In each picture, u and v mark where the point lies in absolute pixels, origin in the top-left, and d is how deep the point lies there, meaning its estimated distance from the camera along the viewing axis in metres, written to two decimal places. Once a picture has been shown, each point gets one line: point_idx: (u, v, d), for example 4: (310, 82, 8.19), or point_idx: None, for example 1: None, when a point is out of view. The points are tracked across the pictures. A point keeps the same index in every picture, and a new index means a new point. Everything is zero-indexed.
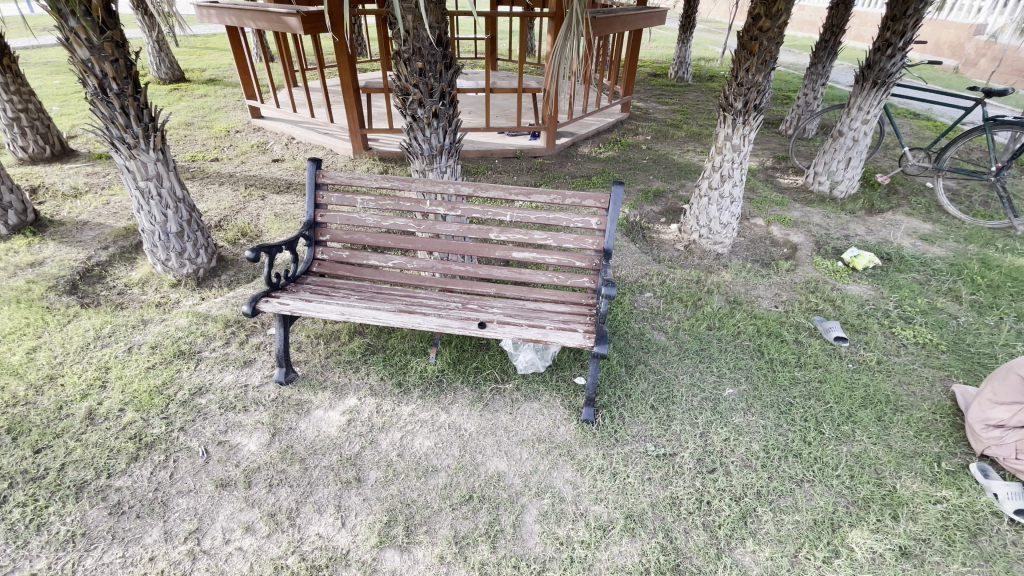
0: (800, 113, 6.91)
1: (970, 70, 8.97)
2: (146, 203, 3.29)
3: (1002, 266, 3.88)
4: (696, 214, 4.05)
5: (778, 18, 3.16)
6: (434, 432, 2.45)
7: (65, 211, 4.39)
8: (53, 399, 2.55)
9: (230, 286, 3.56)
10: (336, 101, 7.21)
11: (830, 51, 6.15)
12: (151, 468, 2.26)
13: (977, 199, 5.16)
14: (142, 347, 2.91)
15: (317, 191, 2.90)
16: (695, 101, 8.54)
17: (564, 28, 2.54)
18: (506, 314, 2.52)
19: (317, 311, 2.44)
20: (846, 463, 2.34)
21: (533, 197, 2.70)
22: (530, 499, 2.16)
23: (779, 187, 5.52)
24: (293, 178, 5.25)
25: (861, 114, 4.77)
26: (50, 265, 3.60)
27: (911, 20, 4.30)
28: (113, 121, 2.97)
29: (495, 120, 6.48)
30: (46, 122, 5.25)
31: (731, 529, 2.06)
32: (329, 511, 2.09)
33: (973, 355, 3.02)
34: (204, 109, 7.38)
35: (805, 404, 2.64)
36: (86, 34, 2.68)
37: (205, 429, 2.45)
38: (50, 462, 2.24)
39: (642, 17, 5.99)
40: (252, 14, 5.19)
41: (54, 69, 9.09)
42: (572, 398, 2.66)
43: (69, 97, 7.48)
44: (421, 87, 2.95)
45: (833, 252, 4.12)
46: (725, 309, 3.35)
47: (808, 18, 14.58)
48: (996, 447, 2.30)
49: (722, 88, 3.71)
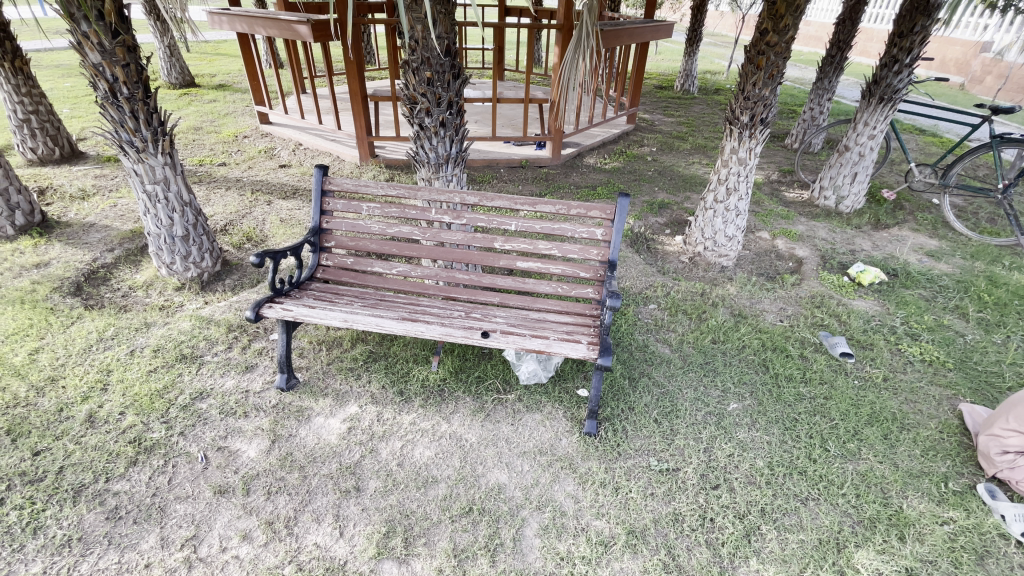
0: (806, 127, 6.91)
1: (977, 87, 8.94)
2: (153, 206, 3.30)
3: (1009, 284, 3.85)
4: (701, 226, 4.04)
5: (786, 33, 3.17)
6: (434, 442, 2.43)
7: (73, 212, 4.42)
8: (53, 401, 2.54)
9: (234, 290, 3.57)
10: (345, 108, 7.28)
11: (836, 66, 6.15)
12: (149, 473, 2.24)
13: (983, 216, 5.13)
14: (144, 350, 2.90)
15: (323, 198, 2.90)
16: (700, 114, 8.58)
17: (574, 40, 2.59)
18: (509, 324, 2.51)
19: (320, 318, 2.43)
20: (852, 482, 2.30)
21: (539, 207, 2.70)
22: (531, 512, 2.13)
23: (785, 200, 5.51)
24: (299, 184, 5.27)
25: (868, 129, 4.79)
26: (56, 266, 3.61)
27: (918, 37, 4.29)
28: (123, 125, 2.99)
29: (502, 130, 6.52)
30: (57, 124, 5.30)
31: (734, 547, 2.02)
32: (327, 521, 2.06)
33: (981, 374, 2.98)
34: (213, 113, 7.45)
35: (811, 421, 2.61)
36: (98, 38, 2.70)
37: (204, 434, 2.44)
38: (48, 465, 2.23)
39: (651, 29, 6.03)
40: (263, 21, 5.23)
41: (66, 73, 9.20)
42: (575, 410, 2.63)
43: (80, 100, 7.57)
44: (429, 96, 2.96)
45: (839, 267, 4.11)
46: (730, 323, 3.33)
47: (815, 32, 14.68)
48: (1009, 471, 2.27)
49: (730, 101, 3.70)
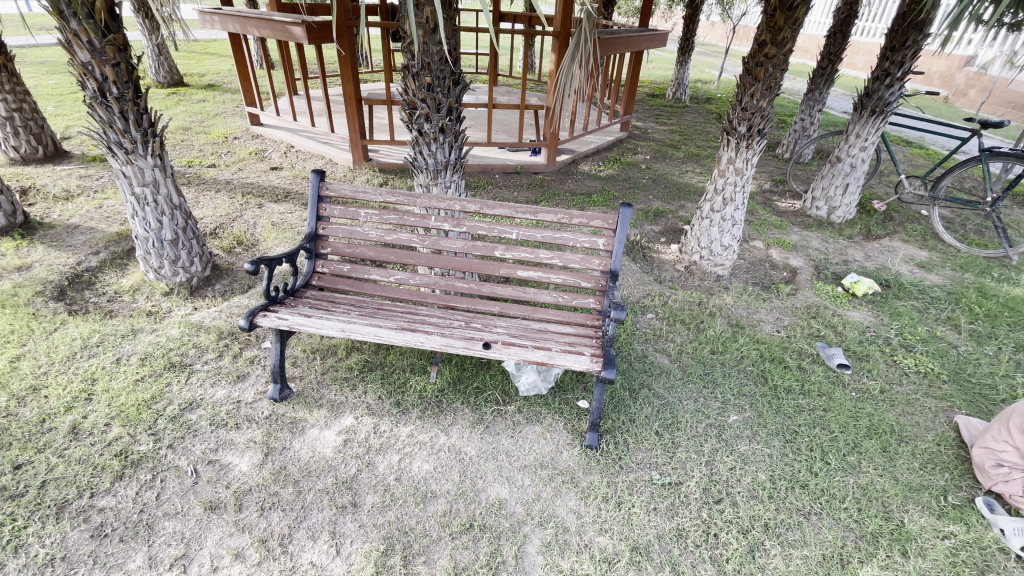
0: (797, 138, 6.99)
1: (961, 100, 9.19)
2: (142, 209, 3.21)
3: (999, 296, 3.90)
4: (697, 235, 4.04)
5: (784, 46, 3.18)
6: (432, 455, 2.38)
7: (56, 214, 4.29)
8: (35, 411, 2.44)
9: (224, 296, 3.48)
10: (336, 111, 7.20)
11: (827, 78, 6.21)
12: (136, 488, 2.16)
13: (971, 227, 5.20)
14: (130, 358, 2.81)
15: (319, 203, 2.84)
16: (692, 122, 8.65)
17: (571, 46, 2.59)
18: (510, 335, 2.46)
19: (316, 327, 2.36)
20: (853, 496, 2.29)
21: (539, 215, 2.66)
22: (532, 528, 2.09)
23: (777, 210, 5.55)
24: (291, 187, 5.19)
25: (859, 141, 4.84)
26: (38, 268, 3.50)
27: (910, 50, 4.34)
28: (111, 125, 2.91)
29: (497, 135, 6.51)
30: (40, 122, 5.16)
31: (739, 564, 2.00)
32: (323, 538, 2.00)
33: (975, 385, 3.00)
34: (202, 113, 7.33)
35: (811, 434, 2.60)
36: (88, 37, 2.62)
37: (194, 447, 2.35)
38: (30, 479, 2.13)
39: (646, 38, 6.06)
40: (256, 22, 5.13)
41: (51, 69, 9.02)
42: (575, 422, 2.60)
43: (64, 98, 7.40)
44: (429, 102, 2.92)
45: (832, 278, 4.14)
46: (728, 333, 3.32)
47: (805, 44, 14.97)
48: (1004, 483, 2.26)
49: (727, 112, 3.72)
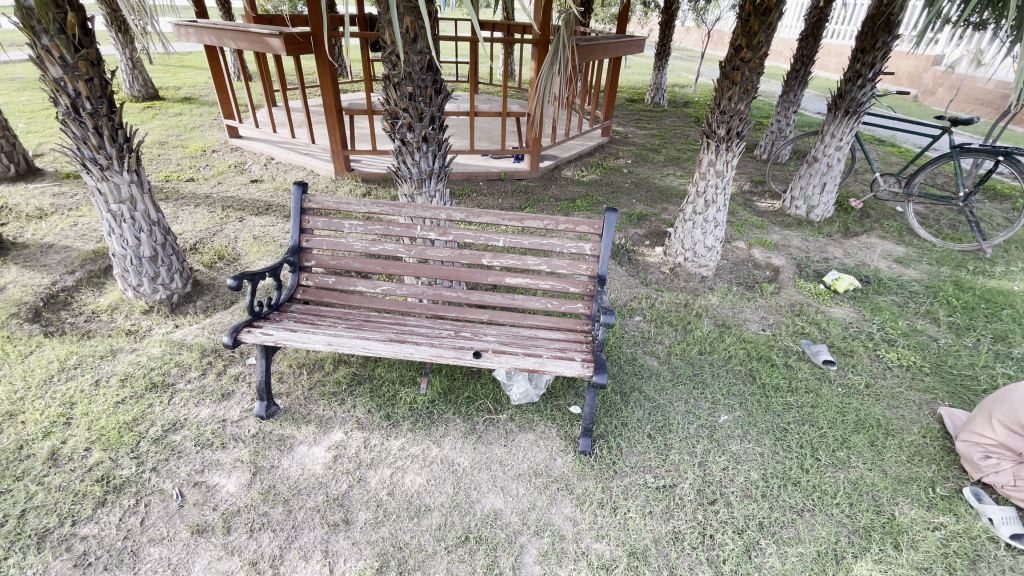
0: (774, 139, 7.11)
1: (929, 98, 9.53)
2: (118, 226, 3.13)
3: (975, 288, 4.00)
4: (681, 237, 4.08)
5: (759, 50, 3.25)
6: (425, 467, 2.35)
7: (29, 233, 4.17)
8: (12, 438, 2.36)
9: (206, 312, 3.41)
10: (315, 122, 7.14)
11: (801, 79, 6.33)
12: (119, 513, 2.09)
13: (945, 221, 5.33)
14: (110, 380, 2.73)
15: (302, 216, 2.80)
16: (672, 126, 8.77)
17: (551, 53, 2.60)
18: (500, 343, 2.45)
19: (303, 341, 2.31)
20: (844, 490, 2.32)
21: (526, 222, 2.66)
22: (529, 538, 2.07)
23: (758, 211, 5.63)
24: (273, 200, 5.12)
25: (835, 141, 4.94)
26: (12, 290, 3.39)
27: (880, 51, 4.45)
28: (85, 142, 2.83)
29: (479, 143, 6.52)
30: (11, 140, 5.01)
31: (736, 564, 2.00)
32: (315, 558, 1.96)
33: (956, 377, 3.07)
34: (179, 127, 7.21)
35: (800, 431, 2.63)
36: (59, 52, 2.58)
37: (179, 469, 2.29)
38: (8, 508, 2.06)
39: (624, 44, 6.13)
40: (232, 34, 5.06)
41: (20, 85, 8.79)
42: (567, 428, 2.59)
43: (36, 114, 7.23)
44: (411, 111, 2.90)
45: (814, 275, 4.20)
46: (715, 334, 3.35)
47: (778, 48, 15.38)
48: (994, 474, 2.31)
49: (705, 115, 3.77)
